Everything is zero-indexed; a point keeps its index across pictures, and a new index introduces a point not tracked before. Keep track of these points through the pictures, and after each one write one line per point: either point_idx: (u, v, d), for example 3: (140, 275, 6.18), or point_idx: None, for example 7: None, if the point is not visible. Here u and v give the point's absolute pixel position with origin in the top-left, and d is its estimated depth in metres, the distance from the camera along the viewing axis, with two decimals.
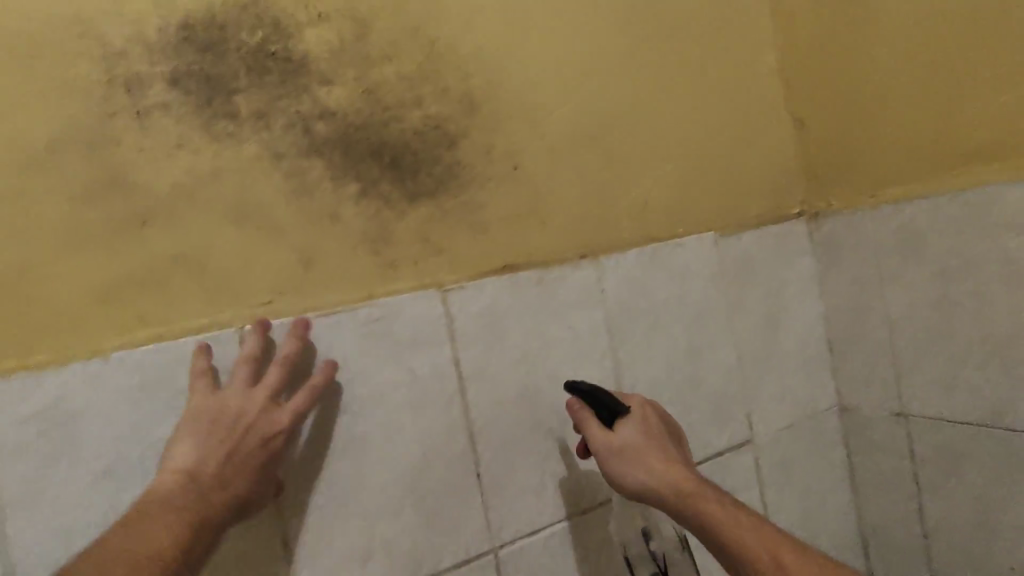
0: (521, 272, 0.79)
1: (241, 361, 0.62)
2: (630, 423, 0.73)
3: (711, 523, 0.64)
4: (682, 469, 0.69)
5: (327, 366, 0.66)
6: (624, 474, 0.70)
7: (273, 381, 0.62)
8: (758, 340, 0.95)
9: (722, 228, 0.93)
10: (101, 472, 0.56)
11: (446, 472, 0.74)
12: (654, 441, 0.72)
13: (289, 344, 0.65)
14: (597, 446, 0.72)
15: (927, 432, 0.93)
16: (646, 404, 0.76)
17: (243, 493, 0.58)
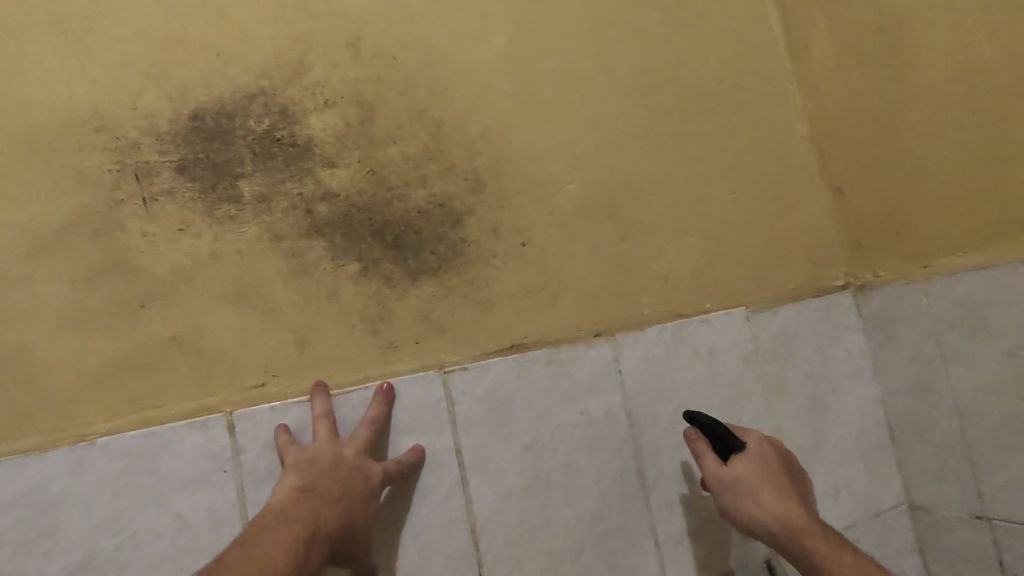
0: (531, 351, 0.76)
1: (318, 418, 0.65)
2: (746, 458, 0.70)
3: (822, 565, 0.63)
4: (793, 506, 0.67)
5: (415, 454, 0.68)
6: (734, 507, 0.69)
7: (359, 441, 0.65)
8: (803, 424, 0.89)
9: (754, 304, 0.90)
10: (77, 561, 0.57)
11: (444, 575, 0.68)
12: (770, 477, 0.69)
13: (374, 407, 0.67)
14: (709, 477, 0.71)
15: (1018, 539, 0.81)
16: (764, 440, 0.73)
17: (309, 538, 0.58)
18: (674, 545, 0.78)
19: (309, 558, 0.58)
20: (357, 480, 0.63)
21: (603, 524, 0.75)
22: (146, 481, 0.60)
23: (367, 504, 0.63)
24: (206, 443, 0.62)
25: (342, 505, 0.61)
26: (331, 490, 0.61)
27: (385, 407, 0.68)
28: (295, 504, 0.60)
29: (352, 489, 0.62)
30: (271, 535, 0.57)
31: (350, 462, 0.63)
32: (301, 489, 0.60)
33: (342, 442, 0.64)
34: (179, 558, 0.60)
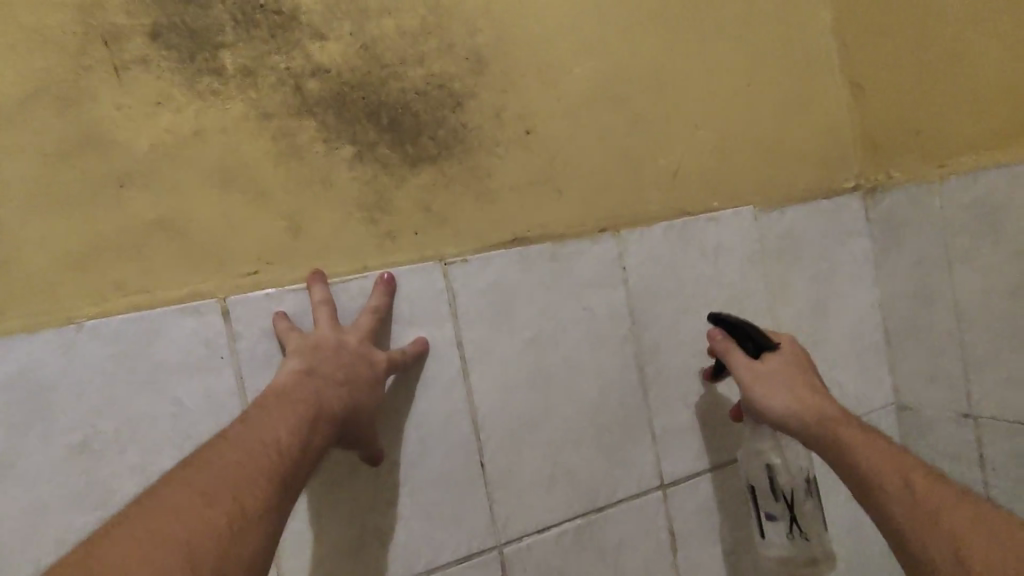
0: (534, 246, 0.73)
1: (318, 306, 0.62)
2: (779, 355, 0.68)
3: (855, 450, 0.59)
4: (826, 401, 0.64)
5: (419, 344, 0.66)
6: (763, 399, 0.66)
7: (361, 328, 0.63)
8: (803, 326, 0.89)
9: (762, 204, 0.87)
10: (76, 443, 0.56)
11: (445, 463, 0.68)
12: (801, 376, 0.67)
13: (375, 295, 0.65)
14: (739, 371, 0.69)
15: (1002, 435, 0.83)
16: (797, 346, 0.71)
17: (315, 417, 0.54)
18: (670, 438, 0.79)
19: (313, 437, 0.54)
20: (362, 366, 0.60)
21: (602, 417, 0.75)
22: (140, 365, 0.58)
23: (373, 390, 0.61)
24: (200, 329, 0.60)
25: (346, 389, 0.58)
26: (334, 374, 0.58)
27: (386, 296, 0.65)
28: (296, 386, 0.56)
29: (357, 375, 0.60)
30: (276, 411, 0.53)
31: (354, 348, 0.61)
32: (303, 372, 0.57)
33: (343, 328, 0.62)
34: (180, 442, 0.59)
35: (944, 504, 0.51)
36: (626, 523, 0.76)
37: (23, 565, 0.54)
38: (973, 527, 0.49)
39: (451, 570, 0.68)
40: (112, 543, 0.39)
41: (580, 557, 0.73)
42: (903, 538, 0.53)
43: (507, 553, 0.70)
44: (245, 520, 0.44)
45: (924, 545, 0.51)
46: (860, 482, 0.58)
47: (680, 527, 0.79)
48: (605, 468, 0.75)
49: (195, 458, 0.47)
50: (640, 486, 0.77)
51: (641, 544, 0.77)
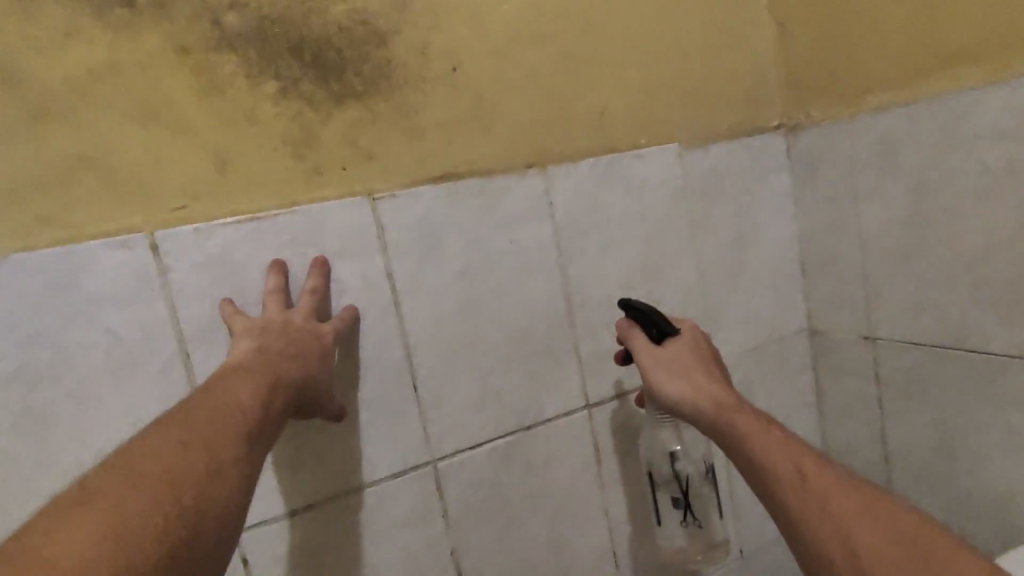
0: (462, 181, 0.76)
1: (269, 293, 0.65)
2: (678, 341, 0.74)
3: (744, 435, 0.63)
4: (718, 387, 0.69)
5: (349, 312, 0.69)
6: (662, 385, 0.71)
7: (305, 307, 0.65)
8: (723, 258, 0.94)
9: (687, 141, 0.91)
10: (11, 373, 0.58)
11: (379, 386, 0.72)
12: (698, 361, 0.73)
13: (313, 277, 0.67)
14: (643, 359, 0.74)
15: (895, 354, 0.92)
16: (697, 330, 0.76)
17: (271, 385, 0.57)
18: (595, 362, 0.85)
19: (273, 401, 0.56)
20: (310, 340, 0.63)
21: (530, 343, 0.80)
22: (71, 297, 0.60)
23: (325, 361, 0.63)
24: (130, 262, 0.62)
25: (299, 360, 0.61)
26: (287, 348, 0.61)
27: (324, 276, 0.68)
28: (253, 360, 0.58)
29: (307, 347, 0.62)
30: (234, 383, 0.55)
31: (300, 325, 0.63)
32: (257, 348, 0.60)
33: (290, 310, 0.65)
34: (115, 370, 0.61)
35: (827, 488, 0.56)
36: (554, 440, 0.83)
37: None
38: (856, 510, 0.54)
39: (387, 484, 0.73)
40: (91, 494, 0.41)
41: (510, 471, 0.80)
42: (790, 517, 0.57)
43: (440, 468, 0.76)
44: (221, 475, 0.46)
45: (804, 522, 0.56)
46: (749, 462, 0.62)
47: (604, 441, 0.86)
48: (533, 390, 0.81)
49: (167, 418, 0.49)
50: (567, 406, 0.83)
51: (568, 457, 0.84)
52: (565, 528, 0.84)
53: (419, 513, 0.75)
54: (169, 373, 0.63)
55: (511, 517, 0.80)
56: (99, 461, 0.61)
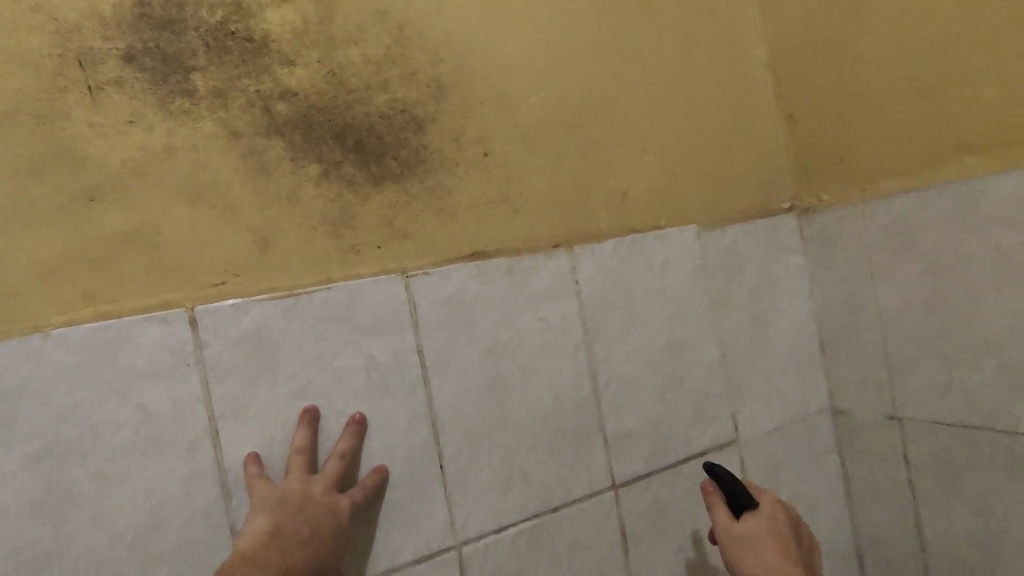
0: (492, 260, 0.78)
1: (295, 454, 0.64)
2: (757, 516, 0.70)
3: None
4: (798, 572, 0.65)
5: (378, 474, 0.68)
6: (739, 565, 0.68)
7: (329, 476, 0.64)
8: (744, 338, 0.95)
9: (705, 222, 0.94)
10: (38, 451, 0.56)
11: (405, 466, 0.70)
12: (779, 539, 0.69)
13: (343, 440, 0.66)
14: (721, 533, 0.71)
15: (924, 435, 0.91)
16: (777, 502, 0.73)
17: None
18: (621, 442, 0.84)
19: None
20: (325, 519, 0.62)
21: (556, 422, 0.79)
22: (106, 372, 0.59)
23: (334, 543, 0.62)
24: (167, 337, 0.62)
25: (309, 545, 0.60)
26: (299, 532, 0.60)
27: (354, 440, 0.67)
28: (263, 548, 0.58)
29: (320, 530, 0.61)
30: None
31: (317, 501, 0.62)
32: (270, 531, 0.59)
33: (312, 478, 0.64)
34: (143, 447, 0.60)
35: None
36: (580, 524, 0.80)
37: None
38: None
39: (411, 570, 0.70)
40: None
41: (536, 558, 0.77)
42: None
43: (465, 553, 0.73)
44: None
45: None
46: None
47: (630, 526, 0.83)
48: (560, 471, 0.79)
49: None
50: (593, 488, 0.81)
51: (594, 543, 0.81)
52: None
53: None
54: (196, 450, 0.62)
55: None
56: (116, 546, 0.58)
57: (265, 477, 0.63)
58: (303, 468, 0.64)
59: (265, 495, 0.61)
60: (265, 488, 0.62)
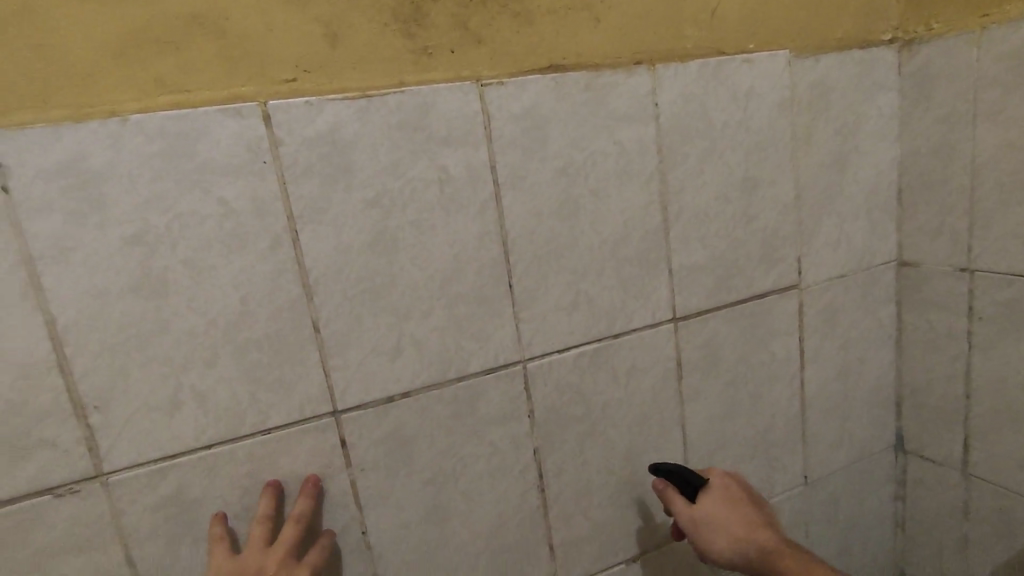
0: (570, 74, 0.72)
1: (256, 523, 0.63)
2: (710, 493, 0.77)
3: None
4: (760, 531, 0.73)
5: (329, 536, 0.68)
6: (707, 543, 0.74)
7: (286, 541, 0.62)
8: (820, 181, 0.90)
9: (798, 49, 0.85)
10: (130, 237, 0.57)
11: (476, 281, 0.71)
12: (736, 507, 0.76)
13: (301, 503, 0.65)
14: (685, 520, 0.77)
15: (996, 287, 0.88)
16: (724, 474, 0.79)
17: None
18: (686, 276, 0.83)
19: None
20: None
21: (623, 252, 0.78)
22: (185, 163, 0.58)
23: None
24: (242, 132, 0.60)
25: None
26: None
27: (311, 502, 0.66)
28: None
29: None
30: None
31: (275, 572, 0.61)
32: None
33: (270, 548, 0.62)
34: (227, 242, 0.60)
35: None
36: (639, 351, 0.82)
37: (90, 345, 0.57)
38: None
39: (479, 379, 0.73)
40: None
41: (595, 378, 0.80)
42: None
43: (530, 368, 0.76)
44: None
45: None
46: None
47: (686, 356, 0.85)
48: (624, 299, 0.79)
49: None
50: (654, 318, 0.82)
51: (651, 369, 0.83)
52: (641, 439, 0.84)
53: (507, 411, 0.75)
54: (278, 249, 0.62)
55: (592, 425, 0.81)
56: (209, 333, 0.61)
57: (225, 547, 0.62)
58: (265, 539, 0.63)
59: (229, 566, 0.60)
60: (224, 560, 0.61)
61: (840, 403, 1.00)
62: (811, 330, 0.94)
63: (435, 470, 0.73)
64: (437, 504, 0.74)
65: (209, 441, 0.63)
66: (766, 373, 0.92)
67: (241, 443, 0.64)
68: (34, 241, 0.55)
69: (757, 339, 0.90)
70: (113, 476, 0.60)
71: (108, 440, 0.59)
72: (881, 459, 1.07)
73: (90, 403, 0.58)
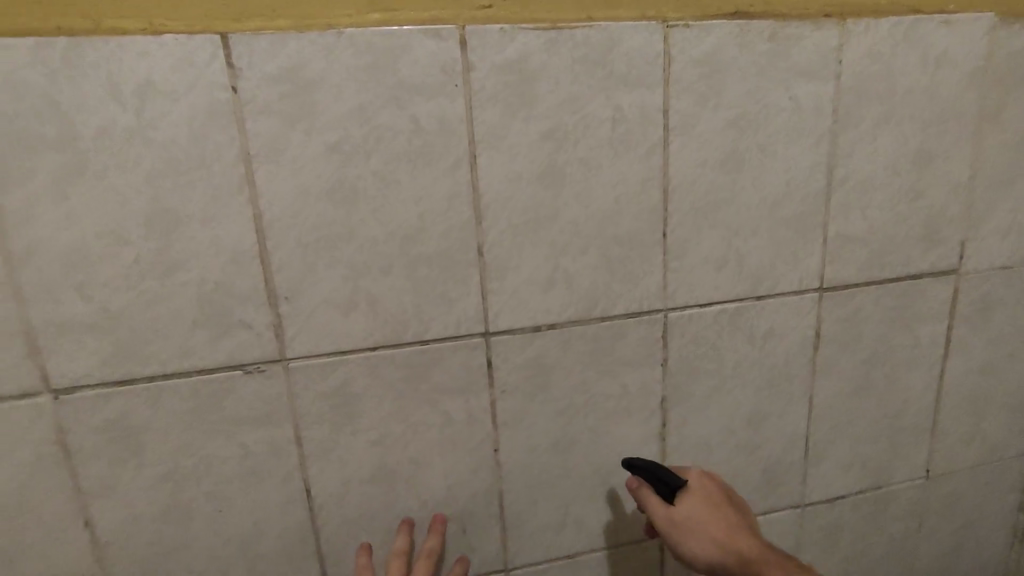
0: (757, 22, 0.70)
1: (363, 572, 0.71)
2: (689, 495, 0.72)
3: None
4: (743, 539, 0.68)
5: (459, 567, 0.75)
6: (688, 547, 0.69)
7: (421, 570, 0.71)
8: (1004, 160, 0.84)
9: (1004, 13, 0.78)
10: (332, 145, 0.62)
11: (633, 224, 0.72)
12: (709, 507, 0.71)
13: (400, 539, 0.73)
14: (659, 521, 0.72)
15: None
16: (704, 476, 0.75)
17: None
18: (839, 246, 0.80)
19: None
20: None
21: (778, 216, 0.77)
22: (386, 79, 0.62)
23: None
24: (440, 53, 0.62)
25: None
26: None
27: (440, 539, 0.74)
28: None
29: None
30: None
31: None
32: None
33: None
34: (413, 158, 0.64)
35: None
36: (780, 315, 0.81)
37: (287, 241, 0.63)
38: None
39: (621, 321, 0.75)
40: None
41: (731, 337, 0.79)
42: None
43: (670, 318, 0.76)
44: None
45: None
46: None
47: (826, 329, 0.83)
48: (773, 262, 0.78)
49: None
50: (801, 285, 0.80)
51: (788, 336, 0.82)
52: (767, 404, 0.84)
53: (643, 356, 0.77)
54: (457, 170, 0.65)
55: (721, 382, 0.81)
56: (387, 243, 0.65)
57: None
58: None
59: None
60: None
61: (978, 400, 0.95)
62: (961, 319, 0.89)
63: (568, 403, 0.76)
64: (564, 434, 0.77)
65: (376, 343, 0.68)
66: (905, 358, 0.88)
67: (401, 349, 0.69)
68: (253, 140, 0.60)
69: (903, 320, 0.86)
70: (293, 361, 0.66)
71: (292, 329, 0.66)
72: (1011, 466, 1.01)
73: (282, 293, 0.64)
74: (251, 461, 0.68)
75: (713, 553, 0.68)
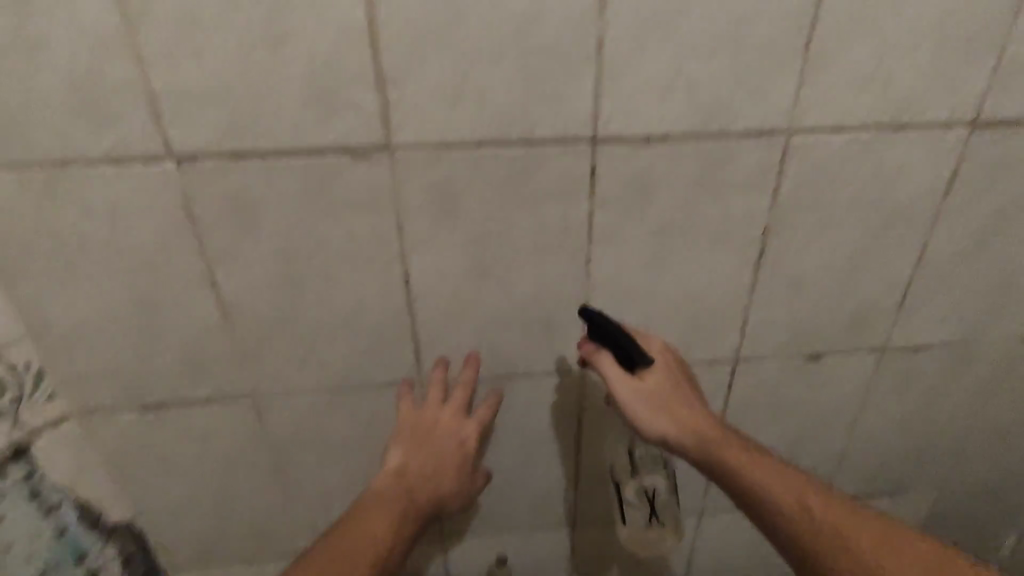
0: None
1: (405, 395, 0.82)
2: (653, 370, 0.74)
3: (740, 469, 0.69)
4: (701, 418, 0.72)
5: (495, 395, 0.84)
6: (649, 421, 0.72)
7: (455, 401, 0.81)
8: None
9: None
10: None
11: (775, 26, 0.63)
12: (670, 385, 0.74)
13: (435, 372, 0.81)
14: (619, 390, 0.73)
15: None
16: (664, 349, 0.77)
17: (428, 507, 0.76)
18: (1011, 74, 0.69)
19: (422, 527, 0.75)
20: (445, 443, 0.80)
21: (951, 30, 0.65)
22: None
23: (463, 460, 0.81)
24: None
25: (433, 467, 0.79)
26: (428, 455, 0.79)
27: (474, 372, 0.81)
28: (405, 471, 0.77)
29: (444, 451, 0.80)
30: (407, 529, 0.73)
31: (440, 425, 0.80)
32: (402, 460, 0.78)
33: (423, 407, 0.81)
34: None
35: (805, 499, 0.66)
36: (916, 151, 0.73)
37: (396, 17, 0.59)
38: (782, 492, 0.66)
39: (738, 140, 0.69)
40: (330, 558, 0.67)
41: (856, 169, 0.73)
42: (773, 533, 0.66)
43: (793, 142, 0.70)
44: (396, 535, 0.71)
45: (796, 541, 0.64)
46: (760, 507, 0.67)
47: (964, 171, 0.75)
48: (927, 87, 0.68)
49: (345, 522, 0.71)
50: (951, 117, 0.71)
51: (919, 175, 0.74)
52: (874, 247, 0.80)
53: (753, 181, 0.73)
54: None
55: (830, 217, 0.77)
56: (501, 27, 0.60)
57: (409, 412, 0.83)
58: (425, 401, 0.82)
59: (408, 424, 0.80)
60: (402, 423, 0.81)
61: None
62: None
63: (666, 222, 0.74)
64: (656, 253, 0.77)
65: (480, 140, 0.66)
66: None
67: (505, 149, 0.67)
68: None
69: None
70: (399, 151, 0.66)
71: (399, 116, 0.64)
72: None
73: (390, 77, 0.62)
74: (356, 245, 0.72)
75: (669, 428, 0.72)
